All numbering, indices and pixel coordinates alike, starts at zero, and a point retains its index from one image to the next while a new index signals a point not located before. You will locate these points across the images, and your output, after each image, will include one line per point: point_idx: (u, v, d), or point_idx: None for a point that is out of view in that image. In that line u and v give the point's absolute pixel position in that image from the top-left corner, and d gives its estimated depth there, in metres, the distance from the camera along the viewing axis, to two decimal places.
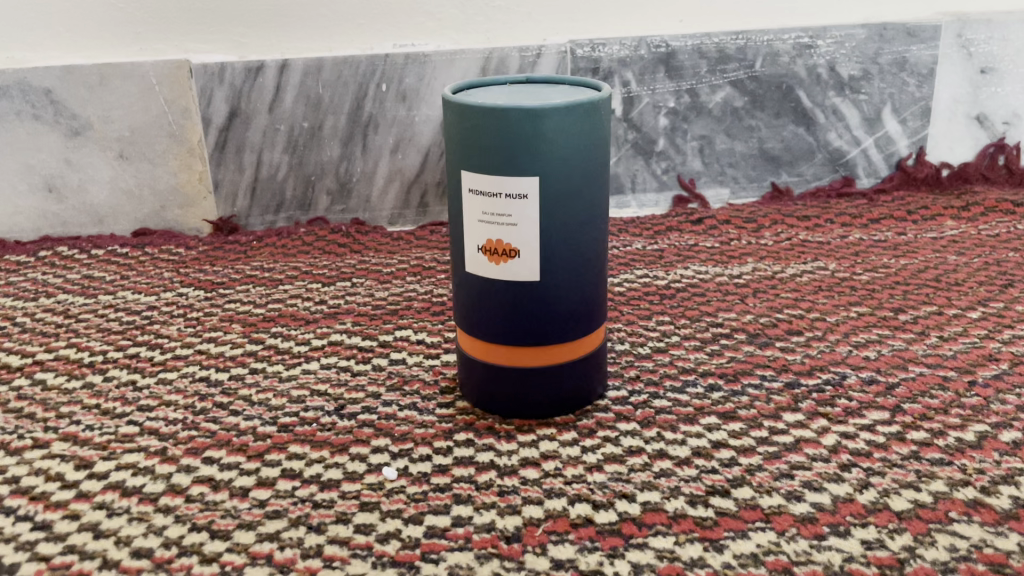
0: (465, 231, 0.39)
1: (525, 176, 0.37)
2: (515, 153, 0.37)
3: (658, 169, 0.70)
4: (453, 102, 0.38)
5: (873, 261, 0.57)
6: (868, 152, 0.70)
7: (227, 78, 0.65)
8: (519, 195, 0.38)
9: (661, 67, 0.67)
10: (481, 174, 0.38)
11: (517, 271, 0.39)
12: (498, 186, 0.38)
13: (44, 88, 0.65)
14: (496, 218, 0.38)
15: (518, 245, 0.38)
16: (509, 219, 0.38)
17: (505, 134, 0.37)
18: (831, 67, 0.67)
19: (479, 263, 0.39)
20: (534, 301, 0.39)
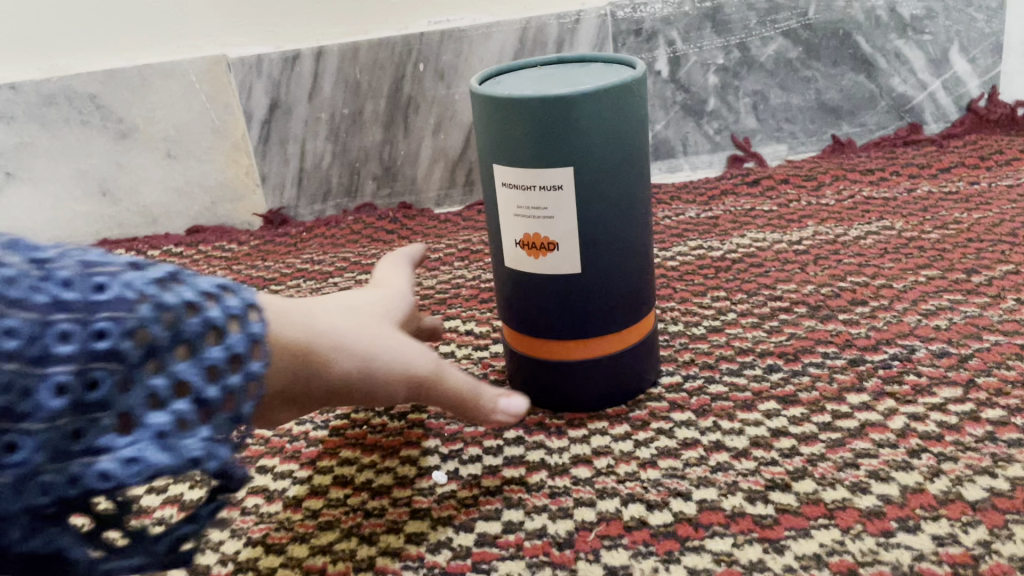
0: (502, 224, 0.38)
1: (560, 166, 0.36)
2: (546, 142, 0.35)
3: (710, 130, 0.67)
4: (478, 93, 0.36)
5: (943, 216, 0.54)
6: (935, 95, 0.66)
7: (265, 69, 0.65)
8: (555, 187, 0.36)
9: (707, 23, 0.64)
10: (513, 168, 0.37)
11: (557, 263, 0.38)
12: (533, 179, 0.36)
13: (89, 93, 0.65)
14: (532, 211, 0.37)
15: (557, 237, 0.37)
16: (545, 211, 0.37)
17: (534, 124, 0.35)
18: (891, 8, 0.63)
19: (517, 258, 0.38)
20: (575, 293, 0.38)
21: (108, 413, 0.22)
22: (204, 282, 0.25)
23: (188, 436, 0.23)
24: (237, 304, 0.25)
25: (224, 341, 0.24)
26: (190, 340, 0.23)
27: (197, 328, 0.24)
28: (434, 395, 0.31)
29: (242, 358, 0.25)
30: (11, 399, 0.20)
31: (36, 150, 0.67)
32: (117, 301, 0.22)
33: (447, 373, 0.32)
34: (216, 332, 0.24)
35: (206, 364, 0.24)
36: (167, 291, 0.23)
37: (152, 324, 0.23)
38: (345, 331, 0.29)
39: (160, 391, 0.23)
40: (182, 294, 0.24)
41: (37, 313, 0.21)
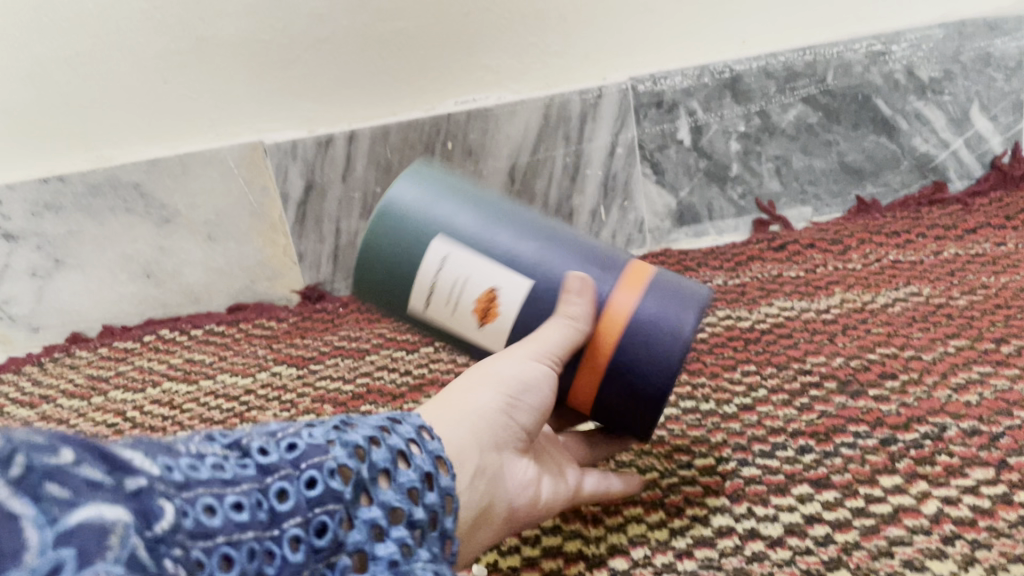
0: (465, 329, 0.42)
1: (428, 245, 0.41)
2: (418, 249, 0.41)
3: (735, 194, 0.69)
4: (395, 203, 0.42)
5: (970, 281, 0.54)
6: (958, 152, 0.66)
7: (300, 153, 0.68)
8: (444, 260, 0.41)
9: (726, 93, 0.66)
10: (416, 291, 0.42)
11: (515, 302, 0.40)
12: (427, 276, 0.41)
13: (133, 182, 0.68)
14: (457, 291, 0.41)
15: (489, 283, 0.41)
16: (459, 281, 0.41)
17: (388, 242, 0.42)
18: (909, 71, 0.64)
19: (491, 333, 0.41)
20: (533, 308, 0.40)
21: (345, 553, 0.26)
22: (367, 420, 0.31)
23: (415, 557, 0.27)
24: (399, 425, 0.31)
25: (412, 465, 0.29)
26: (387, 470, 0.28)
27: (384, 460, 0.28)
28: (524, 387, 0.36)
29: (432, 475, 0.30)
30: (259, 560, 0.24)
31: (84, 237, 0.70)
32: (313, 452, 0.27)
33: (537, 338, 0.38)
34: (402, 455, 0.29)
35: (405, 488, 0.28)
36: (351, 434, 0.29)
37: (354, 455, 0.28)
38: (467, 379, 0.36)
39: (380, 521, 0.27)
40: (359, 437, 0.29)
41: (253, 480, 0.25)
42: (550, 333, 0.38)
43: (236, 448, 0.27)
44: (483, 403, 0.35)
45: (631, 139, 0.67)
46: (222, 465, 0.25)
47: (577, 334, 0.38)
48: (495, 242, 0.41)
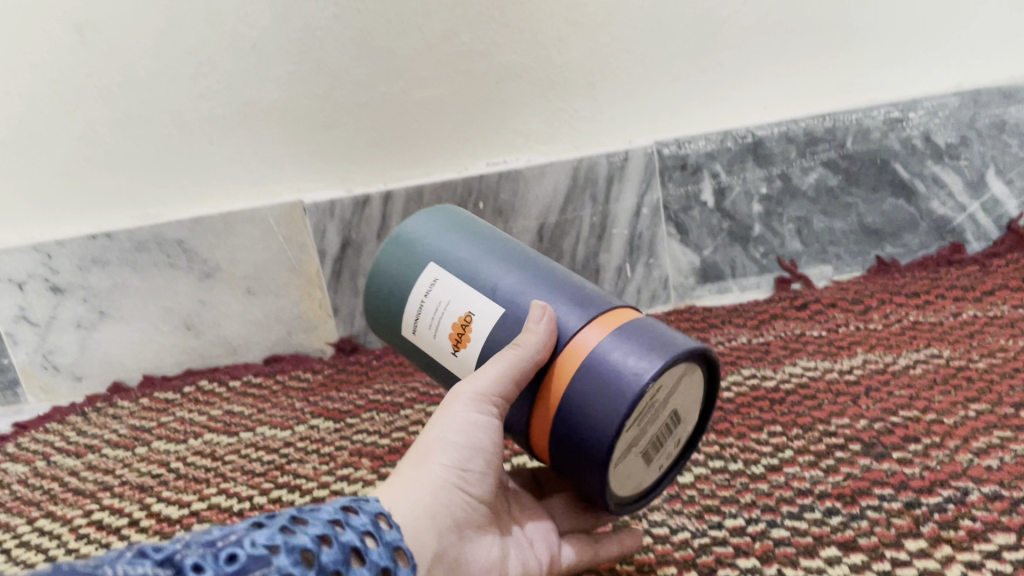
0: (445, 358, 0.43)
1: (423, 270, 0.44)
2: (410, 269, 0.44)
3: (757, 254, 0.71)
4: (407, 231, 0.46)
5: (989, 344, 0.56)
6: (975, 215, 0.68)
7: (338, 212, 0.70)
8: (433, 283, 0.43)
9: (749, 156, 0.68)
10: (405, 319, 0.44)
11: (484, 324, 0.41)
12: (417, 300, 0.44)
13: (177, 239, 0.71)
14: (437, 314, 0.43)
15: (466, 306, 0.42)
16: (440, 304, 0.43)
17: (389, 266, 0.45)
18: (926, 137, 0.67)
19: (464, 361, 0.42)
20: (496, 335, 0.41)
21: None
22: (323, 514, 0.32)
23: None
24: (355, 518, 0.33)
25: (363, 561, 0.31)
26: (337, 569, 0.30)
27: (334, 559, 0.30)
28: (463, 435, 0.38)
29: (388, 568, 0.32)
30: None
31: (128, 291, 0.73)
32: (257, 561, 0.29)
33: (473, 380, 0.39)
34: (352, 552, 0.31)
35: None
36: (296, 537, 0.30)
37: (302, 560, 0.29)
38: (418, 448, 0.39)
39: None
40: (305, 538, 0.30)
41: None
42: (485, 367, 0.38)
43: (172, 565, 0.28)
44: (426, 472, 0.37)
45: (656, 200, 0.70)
46: None
47: (524, 369, 0.38)
48: (477, 274, 0.43)
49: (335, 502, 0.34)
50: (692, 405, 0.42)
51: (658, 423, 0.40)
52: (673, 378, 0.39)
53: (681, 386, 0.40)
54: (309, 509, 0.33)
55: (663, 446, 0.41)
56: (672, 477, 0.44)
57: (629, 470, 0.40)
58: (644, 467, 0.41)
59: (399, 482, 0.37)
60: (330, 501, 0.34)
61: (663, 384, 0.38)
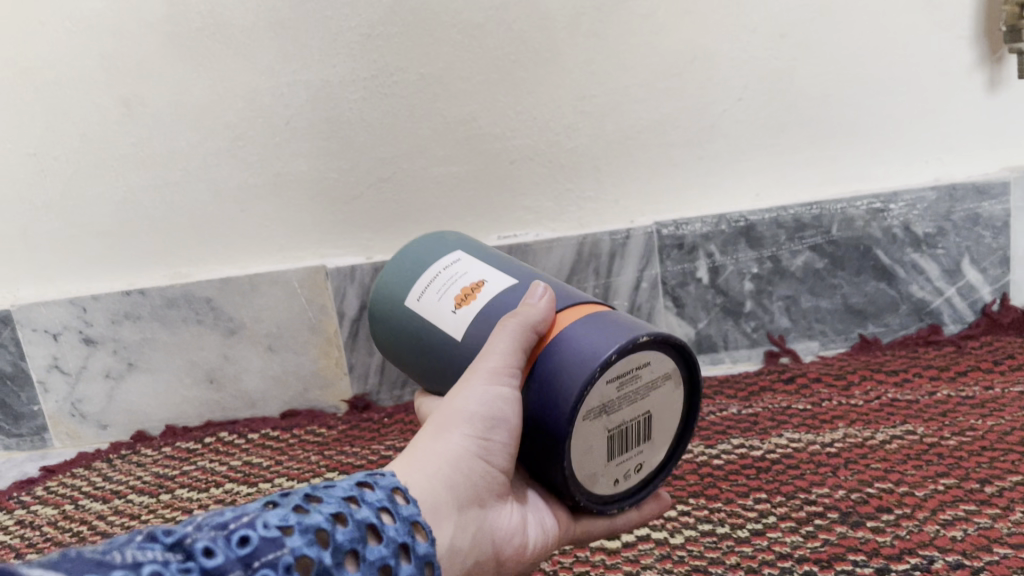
0: (440, 315, 0.49)
1: (447, 255, 0.53)
2: (426, 258, 0.54)
3: (748, 328, 0.75)
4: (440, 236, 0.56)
5: (960, 423, 0.61)
6: (951, 300, 0.73)
7: (357, 277, 0.75)
8: (455, 261, 0.52)
9: (742, 239, 0.73)
10: (418, 286, 0.52)
11: (490, 288, 0.48)
12: (437, 271, 0.52)
13: (206, 297, 0.76)
14: (449, 280, 0.50)
15: (479, 277, 0.49)
16: (456, 274, 0.50)
17: (409, 257, 0.55)
18: (906, 227, 0.72)
19: (461, 314, 0.48)
20: (496, 297, 0.47)
21: None
22: (337, 493, 0.34)
23: None
24: (369, 496, 0.34)
25: (379, 539, 0.33)
26: (353, 550, 0.32)
27: (348, 540, 0.32)
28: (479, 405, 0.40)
29: (409, 545, 0.34)
30: None
31: (156, 345, 0.77)
32: (268, 544, 0.30)
33: (490, 357, 0.42)
34: (369, 529, 0.33)
35: (374, 564, 0.32)
36: (309, 517, 0.32)
37: (318, 541, 0.31)
38: (443, 418, 0.41)
39: None
40: (319, 520, 0.32)
41: None
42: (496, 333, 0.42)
43: (179, 550, 0.28)
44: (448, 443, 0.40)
45: (655, 275, 0.75)
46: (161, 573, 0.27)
47: (528, 338, 0.42)
48: (485, 263, 0.51)
49: (346, 480, 0.36)
50: (662, 437, 0.46)
51: (632, 415, 0.43)
52: (658, 368, 0.44)
53: (655, 397, 0.45)
54: (321, 487, 0.34)
55: (628, 451, 0.44)
56: (623, 507, 0.45)
57: (595, 444, 0.42)
58: (604, 461, 0.43)
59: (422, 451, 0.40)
60: (343, 479, 0.36)
61: (644, 366, 0.43)
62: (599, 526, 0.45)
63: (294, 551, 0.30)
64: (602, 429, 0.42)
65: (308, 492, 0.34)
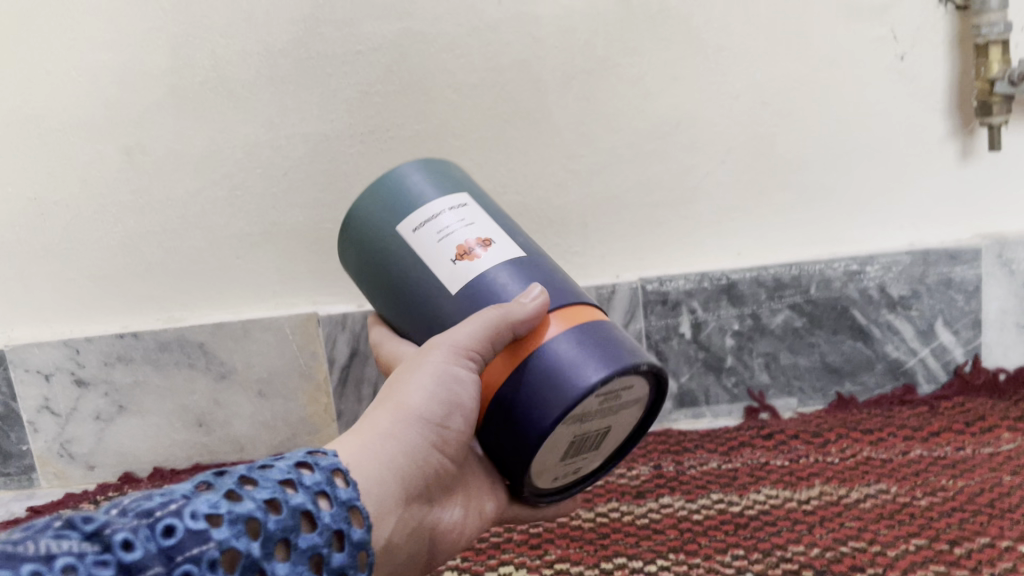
0: (437, 257, 0.49)
1: (454, 193, 0.52)
2: (424, 188, 0.52)
3: (729, 383, 0.77)
4: (440, 162, 0.55)
5: (931, 483, 0.62)
6: (925, 360, 0.76)
7: (348, 324, 0.77)
8: (464, 204, 0.51)
9: (723, 296, 0.75)
10: (418, 212, 0.50)
11: (497, 255, 0.49)
12: (444, 204, 0.51)
13: (199, 341, 0.77)
14: (456, 224, 0.50)
15: (490, 236, 0.50)
16: (465, 221, 0.50)
17: (405, 176, 0.53)
18: (881, 288, 0.74)
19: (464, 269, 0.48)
20: (505, 268, 0.48)
21: None
22: (273, 477, 0.37)
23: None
24: (305, 480, 0.37)
25: (311, 526, 0.36)
26: (283, 537, 0.34)
27: (278, 528, 0.34)
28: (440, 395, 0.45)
29: (344, 532, 0.37)
30: None
31: (147, 387, 0.79)
32: (191, 533, 0.32)
33: (455, 340, 0.45)
34: (303, 515, 0.36)
35: (305, 550, 0.35)
36: (239, 505, 0.34)
37: (248, 529, 0.33)
38: (401, 392, 0.45)
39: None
40: (248, 508, 0.34)
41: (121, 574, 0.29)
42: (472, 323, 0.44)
43: (98, 538, 0.30)
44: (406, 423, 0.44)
45: (639, 329, 0.77)
46: (78, 565, 0.28)
47: (504, 335, 0.44)
48: (488, 217, 0.51)
49: (284, 462, 0.38)
50: (609, 446, 0.51)
51: (597, 428, 0.48)
52: (637, 393, 0.48)
53: (622, 415, 0.49)
54: (259, 469, 0.37)
55: (579, 455, 0.49)
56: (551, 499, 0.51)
57: (558, 447, 0.46)
58: (557, 460, 0.48)
59: (381, 423, 0.44)
60: (280, 460, 0.38)
61: (629, 388, 0.47)
62: (518, 512, 0.53)
63: (220, 545, 0.32)
64: (571, 436, 0.46)
65: (243, 478, 0.36)
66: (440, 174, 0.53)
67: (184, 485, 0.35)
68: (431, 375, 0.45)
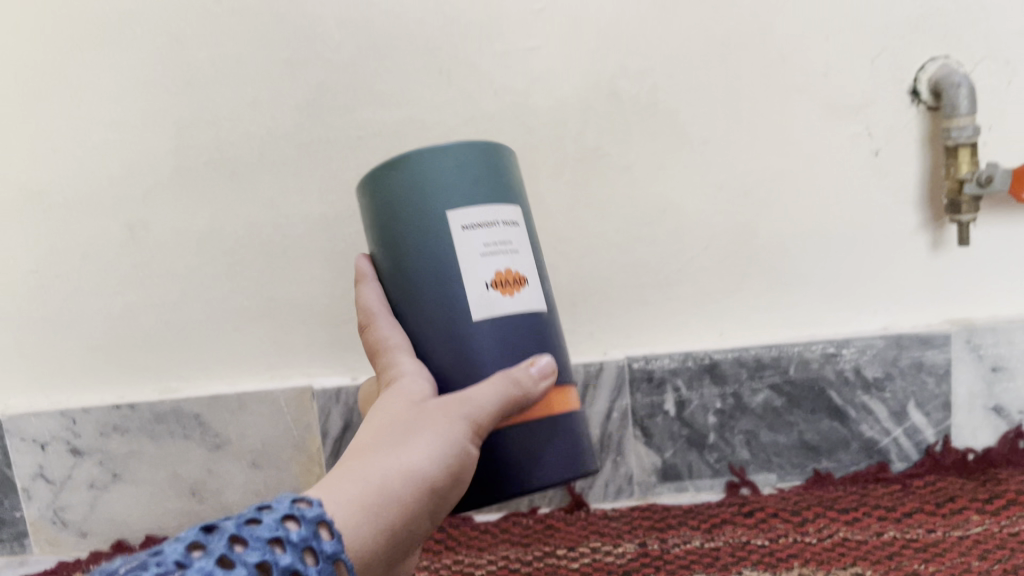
0: (474, 271, 0.49)
1: (506, 206, 0.52)
2: (472, 190, 0.51)
3: (711, 459, 0.80)
4: (500, 154, 0.54)
5: (904, 567, 0.65)
6: (898, 439, 0.79)
7: (343, 398, 0.78)
8: (512, 224, 0.52)
9: (706, 375, 0.78)
10: (470, 214, 0.50)
11: (525, 294, 0.51)
12: (495, 218, 0.51)
13: (194, 412, 0.79)
14: (498, 246, 0.51)
15: (524, 271, 0.52)
16: (508, 244, 0.51)
17: (464, 159, 0.51)
18: (856, 370, 0.78)
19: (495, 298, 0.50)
20: (526, 314, 0.51)
21: None
22: (261, 536, 0.37)
23: None
24: (292, 537, 0.37)
25: None
26: None
27: None
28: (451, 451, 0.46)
29: None
30: None
31: (142, 457, 0.80)
32: None
33: (479, 403, 0.47)
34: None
35: None
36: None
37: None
38: (410, 442, 0.45)
39: None
40: None
41: None
42: (496, 389, 0.47)
43: None
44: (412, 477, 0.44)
45: (625, 406, 0.79)
46: None
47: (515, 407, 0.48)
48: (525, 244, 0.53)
49: (270, 515, 0.38)
50: None
51: None
52: None
53: None
54: (245, 526, 0.37)
55: None
56: None
57: None
58: None
59: (384, 473, 0.44)
60: (266, 513, 0.38)
61: None
62: None
63: None
64: None
65: (231, 539, 0.36)
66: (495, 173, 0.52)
67: (175, 548, 0.35)
68: (445, 434, 0.46)
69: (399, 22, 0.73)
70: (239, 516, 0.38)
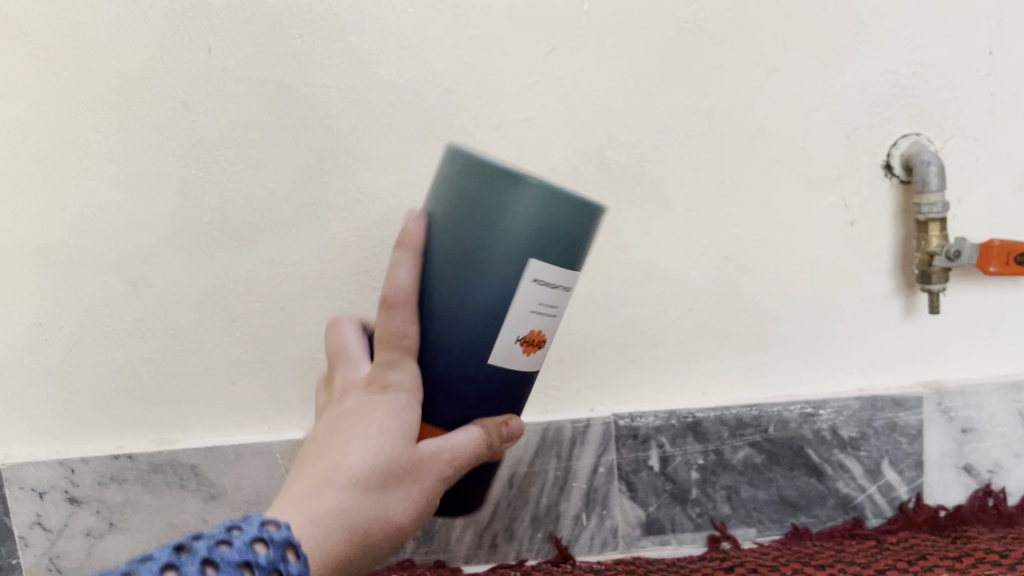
0: (516, 325, 0.53)
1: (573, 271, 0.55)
2: (563, 252, 0.53)
3: (693, 513, 0.83)
4: (596, 213, 0.54)
5: None
6: (873, 496, 0.82)
7: None
8: (568, 291, 0.55)
9: (689, 433, 0.81)
10: (547, 275, 0.53)
11: (537, 352, 0.56)
12: (561, 285, 0.54)
13: (191, 463, 0.81)
14: (544, 307, 0.54)
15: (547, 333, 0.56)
16: (553, 310, 0.55)
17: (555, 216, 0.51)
18: (833, 429, 0.81)
19: (516, 352, 0.54)
20: (527, 370, 0.56)
21: None
22: (232, 559, 0.39)
23: None
24: (260, 560, 0.40)
25: None
26: None
27: None
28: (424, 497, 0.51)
29: None
30: None
31: (138, 506, 0.82)
32: None
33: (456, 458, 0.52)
34: None
35: None
36: None
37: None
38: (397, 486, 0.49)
39: None
40: None
41: None
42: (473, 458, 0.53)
43: None
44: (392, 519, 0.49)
45: (611, 461, 0.81)
46: None
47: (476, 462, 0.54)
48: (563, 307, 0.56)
49: (240, 537, 0.41)
50: None
51: None
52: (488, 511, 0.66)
53: None
54: (216, 550, 0.39)
55: None
56: None
57: None
58: None
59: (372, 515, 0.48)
60: (236, 536, 0.41)
61: None
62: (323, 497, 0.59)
63: None
64: None
65: (204, 561, 0.38)
66: (581, 235, 0.53)
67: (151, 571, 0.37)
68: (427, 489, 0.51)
69: (401, 92, 0.77)
70: (211, 537, 0.41)
